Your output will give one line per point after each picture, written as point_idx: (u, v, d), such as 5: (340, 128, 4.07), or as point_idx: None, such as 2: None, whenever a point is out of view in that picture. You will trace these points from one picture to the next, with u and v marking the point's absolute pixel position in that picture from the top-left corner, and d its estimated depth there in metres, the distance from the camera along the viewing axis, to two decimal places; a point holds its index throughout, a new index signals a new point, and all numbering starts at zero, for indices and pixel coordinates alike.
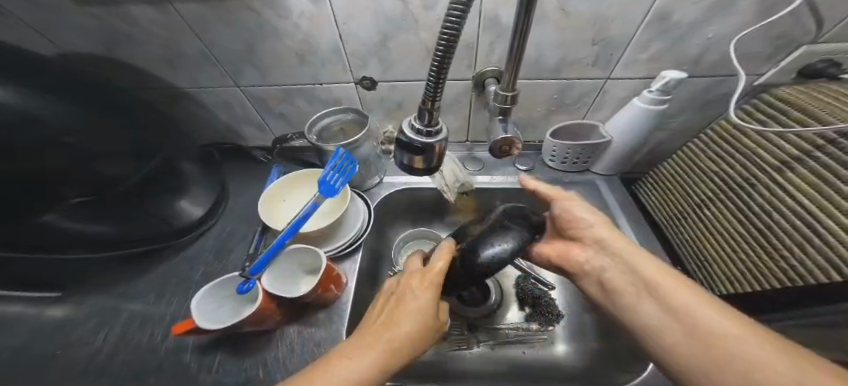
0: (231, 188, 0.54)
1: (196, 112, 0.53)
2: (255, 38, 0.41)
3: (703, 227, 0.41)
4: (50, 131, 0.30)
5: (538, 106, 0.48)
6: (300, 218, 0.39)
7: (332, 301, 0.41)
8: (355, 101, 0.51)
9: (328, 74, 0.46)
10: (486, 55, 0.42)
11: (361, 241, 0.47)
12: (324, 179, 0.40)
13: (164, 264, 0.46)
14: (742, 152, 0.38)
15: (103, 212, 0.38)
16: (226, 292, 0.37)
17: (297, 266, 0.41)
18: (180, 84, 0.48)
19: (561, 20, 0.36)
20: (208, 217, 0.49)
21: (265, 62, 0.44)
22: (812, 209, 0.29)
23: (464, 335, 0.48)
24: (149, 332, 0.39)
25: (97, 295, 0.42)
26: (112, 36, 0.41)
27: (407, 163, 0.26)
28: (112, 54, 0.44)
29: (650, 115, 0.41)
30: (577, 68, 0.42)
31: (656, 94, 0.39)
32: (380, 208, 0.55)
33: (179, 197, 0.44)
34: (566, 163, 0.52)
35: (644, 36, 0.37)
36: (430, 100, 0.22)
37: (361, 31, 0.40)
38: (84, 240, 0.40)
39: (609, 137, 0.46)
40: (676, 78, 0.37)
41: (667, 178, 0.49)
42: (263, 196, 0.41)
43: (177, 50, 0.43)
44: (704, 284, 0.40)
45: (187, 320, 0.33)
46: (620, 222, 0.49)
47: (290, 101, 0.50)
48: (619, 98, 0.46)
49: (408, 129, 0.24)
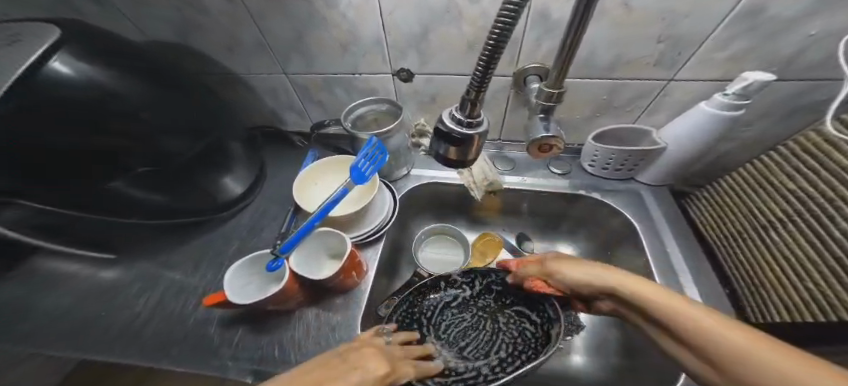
0: (268, 170, 0.58)
1: (245, 96, 0.56)
2: (302, 27, 0.42)
3: (763, 249, 0.37)
4: (127, 108, 0.32)
5: (582, 106, 0.45)
6: (330, 202, 0.39)
7: (352, 287, 0.42)
8: (391, 92, 0.51)
9: (367, 65, 0.46)
10: (531, 51, 0.40)
11: (383, 232, 0.48)
12: (356, 166, 0.41)
13: (203, 237, 0.50)
14: (826, 169, 0.33)
15: (160, 182, 0.40)
16: (255, 270, 0.39)
17: (322, 249, 0.43)
18: (235, 69, 0.51)
19: (623, 16, 0.33)
20: (247, 195, 0.52)
21: (310, 51, 0.45)
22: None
23: None
24: (181, 302, 0.42)
25: (144, 263, 0.47)
26: (185, 25, 0.45)
27: (443, 153, 0.25)
28: (175, 39, 0.47)
29: (717, 122, 0.36)
30: (634, 68, 0.38)
31: (731, 98, 0.34)
32: (405, 200, 0.55)
33: (224, 175, 0.47)
34: (608, 170, 0.48)
35: (724, 33, 0.33)
36: (475, 91, 0.21)
37: (404, 23, 0.39)
38: (137, 206, 0.42)
39: (663, 143, 0.41)
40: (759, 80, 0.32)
41: (726, 192, 0.44)
42: (297, 178, 0.43)
43: (236, 38, 0.45)
44: (756, 310, 0.36)
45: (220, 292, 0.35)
46: (664, 237, 0.44)
47: (329, 90, 0.52)
48: (683, 101, 0.41)
49: (449, 118, 0.24)
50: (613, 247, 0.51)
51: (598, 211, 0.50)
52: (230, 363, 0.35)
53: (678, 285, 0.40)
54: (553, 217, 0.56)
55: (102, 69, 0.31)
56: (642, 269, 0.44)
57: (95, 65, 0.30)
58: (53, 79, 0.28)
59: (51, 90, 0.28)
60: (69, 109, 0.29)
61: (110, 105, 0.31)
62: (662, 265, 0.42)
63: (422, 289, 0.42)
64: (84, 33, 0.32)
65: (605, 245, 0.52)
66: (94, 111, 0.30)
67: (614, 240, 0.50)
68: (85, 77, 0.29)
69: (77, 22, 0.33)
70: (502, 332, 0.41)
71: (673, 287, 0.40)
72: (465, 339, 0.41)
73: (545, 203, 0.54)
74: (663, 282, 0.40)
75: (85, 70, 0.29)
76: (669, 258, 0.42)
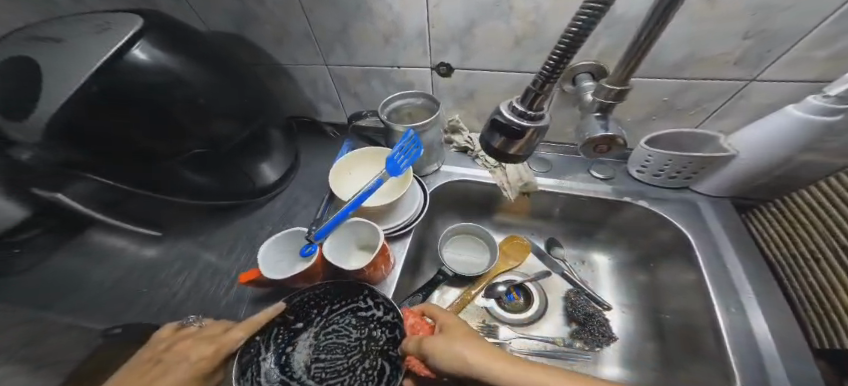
0: (302, 158, 0.59)
1: (285, 86, 0.57)
2: (347, 17, 0.41)
3: (840, 270, 0.31)
4: (190, 93, 0.33)
5: (635, 109, 0.42)
6: (365, 192, 0.39)
7: (380, 279, 0.43)
8: (427, 86, 0.50)
9: (407, 58, 0.45)
10: (586, 47, 0.37)
11: (410, 227, 0.47)
12: (392, 158, 0.40)
13: (239, 221, 0.52)
14: None
15: (207, 164, 0.41)
16: (287, 248, 0.40)
17: (353, 239, 0.43)
18: (281, 60, 0.52)
19: (700, 10, 0.30)
20: (281, 182, 0.54)
21: (352, 42, 0.45)
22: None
23: (498, 338, 0.46)
24: (215, 284, 0.44)
25: (185, 242, 0.50)
26: (241, 15, 0.46)
27: (490, 142, 0.24)
28: (225, 26, 0.48)
29: (806, 130, 0.32)
30: (705, 67, 0.35)
31: (830, 102, 0.29)
32: (434, 196, 0.54)
33: (262, 161, 0.48)
34: (659, 177, 0.45)
35: (832, 28, 0.28)
36: (544, 82, 0.20)
37: (451, 15, 0.38)
38: (183, 186, 0.43)
39: (733, 151, 0.37)
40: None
41: (793, 205, 0.39)
42: (334, 167, 0.44)
43: (285, 29, 0.46)
44: (822, 337, 0.31)
45: (253, 270, 0.36)
46: (724, 253, 0.40)
47: (367, 82, 0.51)
48: (759, 105, 0.36)
49: (508, 110, 0.22)
50: (657, 258, 0.47)
51: (643, 221, 0.47)
52: None
53: (735, 303, 0.36)
54: (589, 225, 0.53)
55: (171, 55, 0.32)
56: (693, 286, 0.41)
57: (165, 49, 0.31)
58: (135, 63, 0.29)
59: (132, 75, 0.29)
60: (145, 94, 0.30)
61: (174, 90, 0.32)
62: (719, 283, 0.38)
63: (371, 321, 0.38)
64: (154, 18, 0.33)
65: (648, 256, 0.49)
66: (163, 95, 0.31)
67: (660, 252, 0.47)
68: (159, 64, 0.30)
69: (157, 14, 0.35)
70: (358, 369, 0.36)
71: (731, 305, 0.36)
72: (330, 355, 0.37)
73: (582, 208, 0.51)
74: (720, 301, 0.37)
75: (159, 57, 0.31)
76: (729, 277, 0.38)
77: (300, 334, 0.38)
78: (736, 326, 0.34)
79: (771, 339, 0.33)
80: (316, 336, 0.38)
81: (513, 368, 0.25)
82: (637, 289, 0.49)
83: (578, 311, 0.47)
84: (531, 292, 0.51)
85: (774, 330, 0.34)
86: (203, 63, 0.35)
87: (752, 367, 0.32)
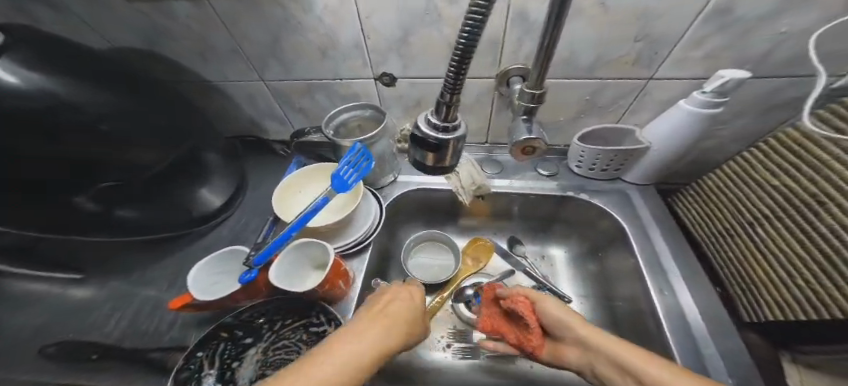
0: (250, 180, 0.56)
1: (223, 105, 0.54)
2: (276, 31, 0.40)
3: (755, 248, 0.37)
4: (84, 117, 0.30)
5: (566, 108, 0.45)
6: (309, 212, 0.38)
7: (340, 298, 0.42)
8: (373, 97, 0.50)
9: (348, 70, 0.45)
10: (513, 52, 0.39)
11: (369, 241, 0.47)
12: (337, 174, 0.39)
13: (180, 252, 0.48)
14: (805, 166, 0.33)
15: (130, 196, 0.39)
16: (227, 268, 0.39)
17: (305, 260, 0.41)
18: (208, 77, 0.49)
19: (601, 15, 0.33)
20: (227, 207, 0.50)
21: (287, 56, 0.44)
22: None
23: (470, 342, 0.48)
24: (157, 320, 0.40)
25: (114, 281, 0.44)
26: (153, 31, 0.42)
27: (420, 159, 0.24)
28: (145, 46, 0.45)
29: (699, 121, 0.36)
30: (615, 67, 0.38)
31: (710, 97, 0.34)
32: (391, 208, 0.54)
33: (201, 186, 0.46)
34: (594, 170, 0.48)
35: (701, 30, 0.33)
36: (449, 94, 0.20)
37: (383, 26, 0.38)
38: (109, 224, 0.41)
39: (646, 143, 0.41)
40: (823, 85, 0.28)
41: (710, 189, 0.45)
42: (278, 187, 0.41)
43: (208, 44, 0.44)
44: (748, 308, 0.37)
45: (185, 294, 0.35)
46: (653, 237, 0.44)
47: (310, 96, 0.50)
48: (663, 100, 0.41)
49: (423, 124, 0.22)
50: (603, 247, 0.50)
51: (587, 211, 0.50)
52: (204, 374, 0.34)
53: (666, 285, 0.39)
54: (543, 220, 0.55)
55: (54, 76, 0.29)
56: (632, 270, 0.43)
57: (44, 70, 0.29)
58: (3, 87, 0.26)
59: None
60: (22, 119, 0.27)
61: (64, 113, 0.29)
62: (651, 265, 0.41)
63: (321, 336, 0.36)
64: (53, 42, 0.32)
65: (595, 247, 0.52)
66: (45, 126, 0.28)
67: (604, 240, 0.50)
68: (37, 87, 0.28)
69: (27, 28, 0.32)
70: None
71: (664, 287, 0.39)
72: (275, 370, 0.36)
73: (534, 205, 0.53)
74: (654, 283, 0.40)
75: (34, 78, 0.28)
76: (657, 258, 0.42)
77: (249, 349, 0.37)
78: (670, 308, 0.37)
79: (696, 309, 0.37)
80: (265, 352, 0.37)
81: (610, 340, 0.29)
82: (591, 277, 0.52)
83: None
84: None
85: (700, 305, 0.37)
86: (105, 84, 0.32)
87: (685, 341, 0.34)
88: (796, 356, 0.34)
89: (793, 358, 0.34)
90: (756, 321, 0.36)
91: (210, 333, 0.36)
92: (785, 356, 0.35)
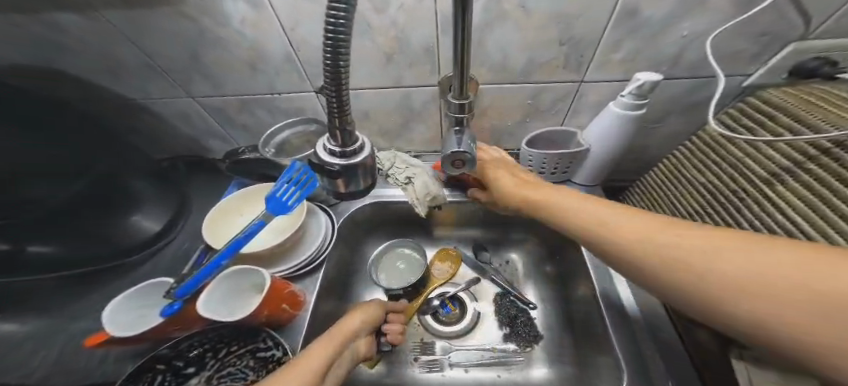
0: (194, 202, 0.52)
1: (154, 124, 0.51)
2: (195, 45, 0.38)
3: None
4: None
5: (510, 113, 0.45)
6: (241, 237, 0.36)
7: (287, 322, 0.39)
8: (318, 110, 0.47)
9: (283, 83, 0.43)
10: (448, 58, 0.39)
11: (322, 258, 0.45)
12: (272, 195, 0.36)
13: (111, 287, 0.44)
14: (730, 162, 0.34)
15: (38, 229, 0.36)
16: (149, 301, 0.36)
17: (244, 288, 0.38)
18: (130, 95, 0.46)
19: (522, 19, 0.33)
20: (165, 234, 0.47)
21: (213, 71, 0.41)
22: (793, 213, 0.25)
23: (436, 355, 0.46)
24: (82, 363, 0.36)
25: (35, 323, 0.40)
26: (43, 45, 0.38)
27: (331, 187, 0.22)
28: (52, 66, 0.41)
29: (626, 121, 0.38)
30: (547, 71, 0.38)
31: (630, 99, 0.36)
32: (347, 224, 0.51)
33: (131, 214, 0.42)
34: (545, 174, 0.48)
35: (614, 34, 0.34)
36: (336, 116, 0.18)
37: (309, 37, 0.36)
38: (20, 259, 0.38)
39: (587, 145, 0.42)
40: (720, 89, 0.34)
41: (653, 188, 0.46)
42: (210, 211, 0.40)
43: (115, 59, 0.40)
44: None
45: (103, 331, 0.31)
46: None
47: (249, 112, 0.48)
48: (598, 102, 0.43)
49: (321, 149, 0.21)
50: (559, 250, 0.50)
51: None
52: None
53: (609, 284, 0.41)
54: (504, 225, 0.55)
55: None
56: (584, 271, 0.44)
57: None
58: None
59: None
60: None
61: None
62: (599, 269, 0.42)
63: (268, 363, 0.34)
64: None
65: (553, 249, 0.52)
66: None
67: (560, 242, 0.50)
68: None
69: None
70: None
71: (606, 283, 0.41)
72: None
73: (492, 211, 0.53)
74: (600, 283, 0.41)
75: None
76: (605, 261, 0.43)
77: (190, 379, 0.34)
78: (616, 310, 0.39)
79: (632, 299, 0.40)
80: (208, 381, 0.34)
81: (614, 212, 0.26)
82: (552, 279, 0.51)
83: (515, 315, 0.48)
84: (466, 303, 0.51)
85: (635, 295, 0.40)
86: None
87: (629, 345, 0.36)
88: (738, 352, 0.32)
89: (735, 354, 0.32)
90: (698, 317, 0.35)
91: (143, 366, 0.32)
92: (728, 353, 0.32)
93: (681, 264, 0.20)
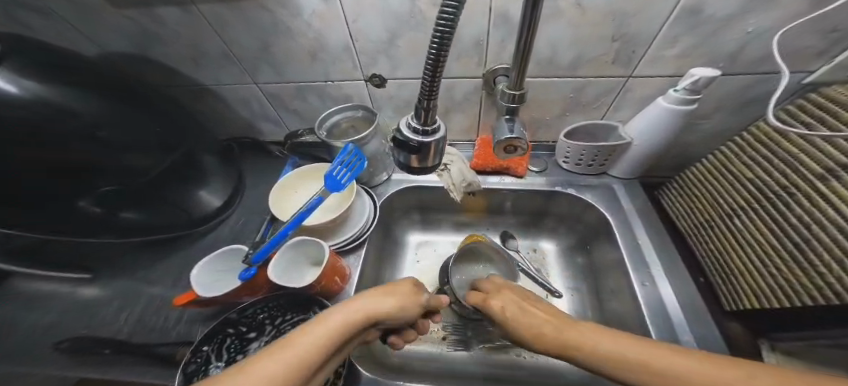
0: (248, 180, 0.57)
1: (218, 108, 0.56)
2: (269, 37, 0.42)
3: (731, 239, 0.39)
4: (84, 126, 0.33)
5: (551, 105, 0.47)
6: (303, 212, 0.39)
7: (337, 293, 0.43)
8: (366, 99, 0.51)
9: (340, 72, 0.46)
10: (497, 52, 0.41)
11: (365, 236, 0.48)
12: (330, 174, 0.40)
13: (181, 251, 0.49)
14: (780, 158, 0.35)
15: (128, 199, 0.41)
16: (223, 268, 0.40)
17: (303, 258, 0.43)
18: (203, 81, 0.51)
19: (577, 16, 0.35)
20: (226, 208, 0.51)
21: (279, 60, 0.45)
22: None
23: (464, 335, 0.48)
24: (163, 315, 0.42)
25: (121, 278, 0.46)
26: (144, 36, 0.44)
27: (406, 161, 0.26)
28: (143, 53, 0.47)
29: (672, 117, 0.39)
30: (594, 65, 0.40)
31: (683, 94, 0.37)
32: (386, 206, 0.55)
33: (199, 188, 0.47)
34: (581, 165, 0.50)
35: (672, 30, 0.35)
36: (426, 100, 0.22)
37: (372, 30, 0.40)
38: (110, 224, 0.42)
39: (629, 138, 0.44)
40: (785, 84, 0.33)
41: (692, 184, 0.47)
42: (274, 188, 0.44)
43: (199, 49, 0.45)
44: (727, 297, 0.38)
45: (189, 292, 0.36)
46: (636, 229, 0.46)
47: (304, 98, 0.52)
48: (642, 97, 0.44)
49: (405, 128, 0.25)
50: (591, 240, 0.52)
51: (575, 205, 0.52)
52: (208, 362, 0.35)
53: (647, 277, 0.41)
54: (534, 214, 0.57)
55: (56, 89, 0.32)
56: (615, 262, 0.46)
57: (49, 85, 0.32)
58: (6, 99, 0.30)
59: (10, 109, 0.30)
60: (29, 129, 0.31)
61: (62, 123, 0.32)
62: (634, 259, 0.43)
63: None
64: (65, 65, 0.35)
65: (584, 240, 0.53)
66: (49, 134, 0.32)
67: (592, 233, 0.52)
68: (34, 93, 0.31)
69: (24, 39, 0.35)
70: None
71: (645, 279, 0.41)
72: None
73: (525, 201, 0.55)
74: (636, 276, 0.42)
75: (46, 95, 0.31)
76: (641, 252, 0.44)
77: (252, 343, 0.37)
78: (650, 297, 0.39)
79: (671, 293, 0.39)
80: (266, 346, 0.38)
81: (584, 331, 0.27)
82: (581, 269, 0.53)
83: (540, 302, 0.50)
84: None
85: (678, 294, 0.39)
86: (105, 98, 0.35)
87: (664, 328, 0.37)
88: (774, 344, 0.33)
89: (771, 347, 0.33)
90: (734, 310, 0.37)
91: (214, 329, 0.36)
92: (765, 345, 0.33)
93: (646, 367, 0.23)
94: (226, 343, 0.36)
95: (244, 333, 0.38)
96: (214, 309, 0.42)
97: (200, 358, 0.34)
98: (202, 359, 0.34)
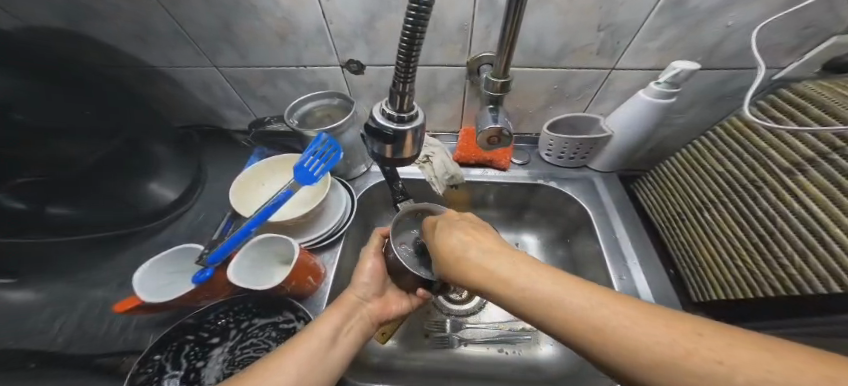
0: (209, 172, 0.52)
1: (173, 93, 0.50)
2: (229, 14, 0.37)
3: (700, 230, 0.40)
4: None
5: (536, 97, 0.46)
6: (270, 206, 0.36)
7: (309, 293, 0.40)
8: (342, 86, 0.47)
9: (312, 56, 0.42)
10: (482, 39, 0.39)
11: (343, 232, 0.45)
12: (300, 165, 0.36)
13: (131, 250, 0.44)
14: (750, 153, 0.36)
15: (55, 194, 0.35)
16: (178, 268, 0.37)
17: (271, 256, 0.39)
18: (153, 62, 0.45)
19: (565, 3, 0.33)
20: (183, 202, 0.46)
21: (242, 41, 0.40)
22: (814, 213, 0.28)
23: (446, 332, 0.47)
24: (108, 324, 0.37)
25: (56, 282, 0.40)
26: (75, 6, 0.38)
27: (380, 151, 0.24)
28: (76, 27, 0.40)
29: (651, 110, 0.39)
30: (579, 56, 0.39)
31: (664, 87, 0.37)
32: (365, 200, 0.52)
33: (149, 181, 0.41)
34: (563, 158, 0.50)
35: (657, 22, 0.34)
36: (402, 83, 0.20)
37: (347, 9, 0.36)
38: (39, 221, 0.36)
39: (609, 131, 0.44)
40: (761, 80, 0.34)
41: (667, 178, 0.48)
42: (237, 180, 0.40)
43: (146, 26, 0.39)
44: (696, 289, 0.40)
45: (133, 297, 0.32)
46: (613, 222, 0.47)
47: (272, 84, 0.47)
48: (624, 90, 0.43)
49: (379, 114, 0.22)
50: (571, 234, 0.52)
51: (556, 198, 0.52)
52: (161, 372, 0.31)
53: (624, 270, 0.42)
54: (516, 207, 0.56)
55: None
56: (594, 254, 0.46)
57: None
58: None
59: None
60: None
61: None
62: (612, 251, 0.44)
63: (291, 334, 0.35)
64: None
65: (564, 234, 0.53)
66: None
67: (572, 227, 0.52)
68: None
69: None
70: None
71: (623, 272, 0.42)
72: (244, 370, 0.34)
73: (508, 194, 0.54)
74: (615, 269, 0.42)
75: None
76: (618, 243, 0.44)
77: (214, 349, 0.34)
78: (627, 289, 0.40)
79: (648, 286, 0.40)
80: (230, 352, 0.34)
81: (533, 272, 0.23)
82: (561, 261, 0.53)
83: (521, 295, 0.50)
84: None
85: (652, 284, 0.40)
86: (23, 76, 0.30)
87: None
88: None
89: None
90: (702, 301, 0.39)
91: (169, 335, 0.32)
92: None
93: (645, 352, 0.16)
94: (183, 350, 0.33)
95: (204, 338, 0.34)
96: (169, 314, 0.38)
97: (152, 367, 0.31)
98: (154, 368, 0.31)
